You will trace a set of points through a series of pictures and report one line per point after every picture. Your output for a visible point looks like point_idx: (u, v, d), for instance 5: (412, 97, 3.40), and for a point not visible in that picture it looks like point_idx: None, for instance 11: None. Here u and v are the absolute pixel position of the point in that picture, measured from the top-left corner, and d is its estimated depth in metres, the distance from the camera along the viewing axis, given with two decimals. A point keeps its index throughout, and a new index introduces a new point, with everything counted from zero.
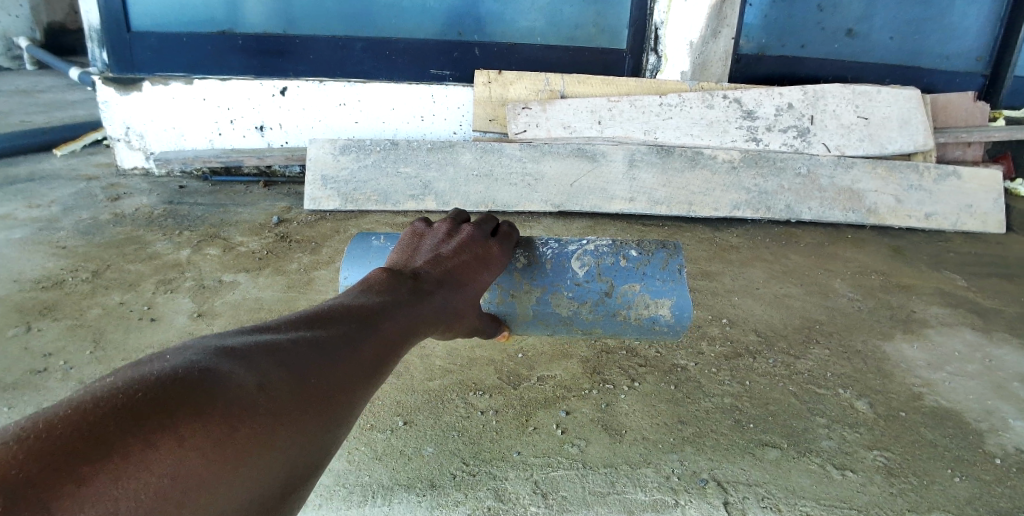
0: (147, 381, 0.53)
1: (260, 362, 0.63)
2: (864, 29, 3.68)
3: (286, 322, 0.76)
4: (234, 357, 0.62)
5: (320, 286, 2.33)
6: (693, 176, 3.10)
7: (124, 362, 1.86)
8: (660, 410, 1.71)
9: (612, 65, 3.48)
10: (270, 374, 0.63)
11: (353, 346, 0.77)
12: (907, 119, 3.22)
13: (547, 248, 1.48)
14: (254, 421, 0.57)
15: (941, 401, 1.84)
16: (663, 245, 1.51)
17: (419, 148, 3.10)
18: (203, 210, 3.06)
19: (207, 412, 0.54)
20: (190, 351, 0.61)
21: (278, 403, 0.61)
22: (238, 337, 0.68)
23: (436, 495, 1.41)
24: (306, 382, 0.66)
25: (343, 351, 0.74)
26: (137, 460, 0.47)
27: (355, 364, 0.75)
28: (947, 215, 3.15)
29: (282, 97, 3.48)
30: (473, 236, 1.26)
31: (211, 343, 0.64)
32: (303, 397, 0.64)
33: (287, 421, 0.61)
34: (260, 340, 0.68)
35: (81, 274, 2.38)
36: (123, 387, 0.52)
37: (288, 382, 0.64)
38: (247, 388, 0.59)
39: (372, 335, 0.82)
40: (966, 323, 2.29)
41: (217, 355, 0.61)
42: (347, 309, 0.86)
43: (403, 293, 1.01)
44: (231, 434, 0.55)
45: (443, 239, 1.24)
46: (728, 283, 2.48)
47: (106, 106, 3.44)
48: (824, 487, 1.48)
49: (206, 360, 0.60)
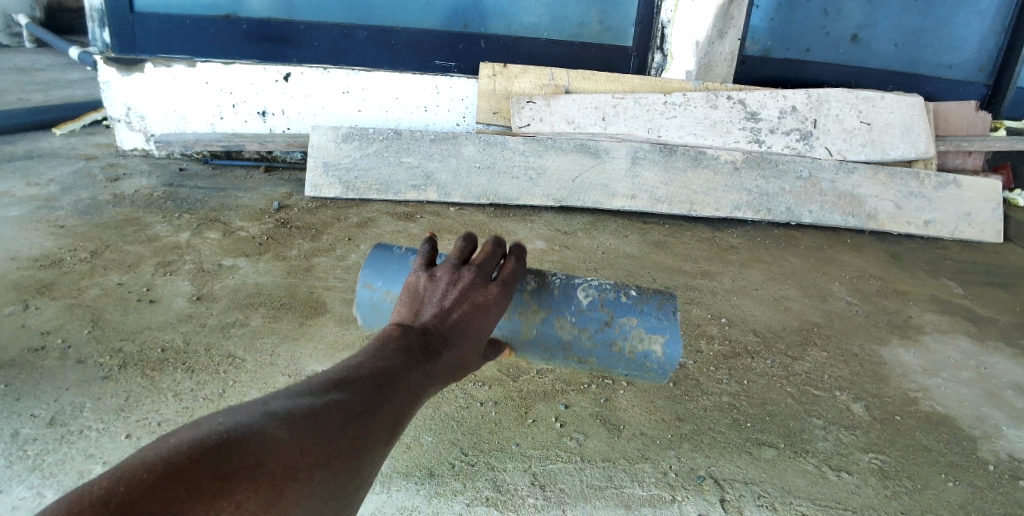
0: (202, 446, 0.52)
1: (301, 419, 0.62)
2: (868, 37, 3.69)
3: (320, 373, 0.74)
4: (277, 412, 0.61)
5: (320, 273, 2.32)
6: (695, 175, 3.10)
7: (122, 343, 1.85)
8: (658, 406, 1.71)
9: (615, 62, 3.48)
10: (310, 431, 0.62)
11: (386, 395, 0.75)
12: (909, 125, 3.23)
13: (556, 276, 1.50)
14: (295, 484, 0.57)
15: (935, 407, 1.86)
16: (661, 291, 1.54)
17: (422, 138, 3.10)
18: (204, 194, 3.05)
19: (254, 476, 0.53)
20: (238, 410, 0.60)
21: (317, 461, 0.60)
22: (282, 393, 0.67)
23: (435, 484, 1.41)
24: (345, 437, 0.65)
25: (377, 401, 0.73)
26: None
27: (389, 416, 0.73)
28: (945, 222, 3.16)
29: (286, 83, 3.45)
30: (491, 268, 1.15)
31: (257, 402, 0.63)
32: (340, 454, 0.64)
33: (327, 484, 0.60)
34: (299, 394, 0.67)
35: (79, 254, 2.36)
36: (180, 452, 0.51)
37: (329, 444, 0.63)
38: (289, 448, 0.58)
39: (404, 380, 0.81)
40: (961, 331, 2.31)
41: (264, 416, 0.60)
42: (379, 356, 0.84)
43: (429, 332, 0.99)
44: (276, 498, 0.54)
45: (461, 270, 1.12)
46: (727, 283, 2.49)
47: (107, 86, 3.41)
48: (820, 488, 1.49)
49: (252, 419, 0.59)
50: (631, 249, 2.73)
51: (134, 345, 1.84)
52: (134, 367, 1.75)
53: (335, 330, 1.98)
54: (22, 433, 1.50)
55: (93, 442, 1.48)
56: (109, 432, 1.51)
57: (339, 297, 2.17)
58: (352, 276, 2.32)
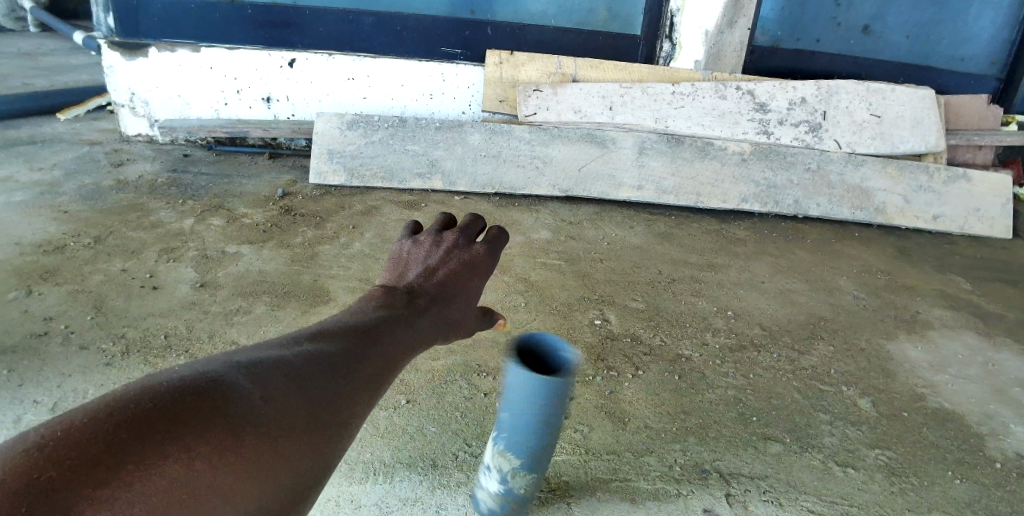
0: (158, 389, 0.54)
1: (266, 375, 0.64)
2: (880, 28, 3.63)
3: (293, 340, 0.77)
4: (240, 369, 0.62)
5: (323, 261, 2.31)
6: (702, 166, 3.07)
7: (126, 330, 1.85)
8: (664, 398, 1.70)
9: (623, 51, 3.44)
10: (275, 385, 0.63)
11: (358, 357, 0.77)
12: (919, 118, 3.19)
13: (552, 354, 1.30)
14: (260, 432, 0.57)
15: (943, 403, 1.84)
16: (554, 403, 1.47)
17: (427, 126, 3.07)
18: (208, 180, 3.03)
19: (214, 421, 0.54)
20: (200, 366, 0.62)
21: (284, 411, 0.61)
22: (251, 353, 0.69)
23: (438, 475, 1.41)
24: (312, 392, 0.66)
25: (348, 362, 0.75)
26: (143, 470, 0.46)
27: (367, 377, 0.75)
28: (955, 217, 3.13)
29: (290, 69, 3.43)
30: (456, 243, 1.29)
31: (223, 359, 0.65)
32: (309, 407, 0.64)
33: (300, 432, 0.61)
34: (266, 354, 0.69)
35: (83, 240, 2.35)
36: (134, 395, 0.52)
37: (297, 395, 0.64)
38: (255, 396, 0.60)
39: (375, 345, 0.83)
40: (969, 327, 2.29)
41: (227, 369, 0.62)
42: (352, 325, 0.87)
43: (400, 307, 1.02)
44: (240, 444, 0.54)
45: (429, 250, 1.26)
46: (733, 275, 2.47)
47: (112, 71, 3.40)
48: (826, 483, 1.48)
49: (211, 373, 0.60)
50: (637, 240, 2.71)
51: (137, 332, 1.84)
52: (137, 353, 1.74)
53: None
54: (25, 418, 1.50)
55: None
56: None
57: (343, 285, 2.16)
58: (356, 265, 2.30)
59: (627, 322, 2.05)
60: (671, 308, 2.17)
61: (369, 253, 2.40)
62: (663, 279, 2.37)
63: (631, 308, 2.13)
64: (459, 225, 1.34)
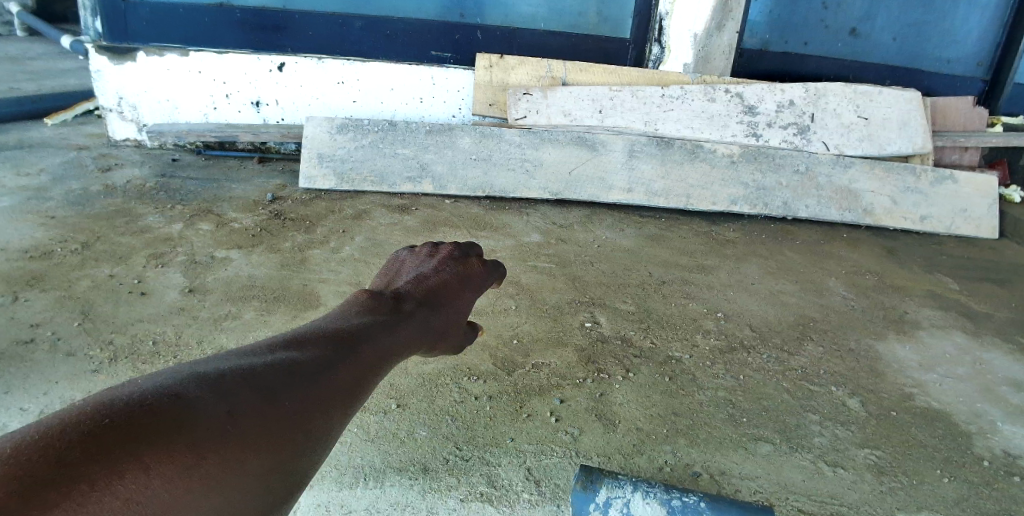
0: (116, 407, 0.57)
1: (234, 389, 0.67)
2: (867, 30, 3.67)
3: (262, 349, 0.80)
4: (207, 382, 0.66)
5: (313, 266, 2.30)
6: (692, 168, 3.09)
7: (113, 336, 1.83)
8: (654, 401, 1.70)
9: (614, 54, 3.47)
10: (242, 400, 0.67)
11: (331, 369, 0.81)
12: (906, 120, 3.22)
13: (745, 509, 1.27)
14: (220, 452, 0.60)
15: (931, 403, 1.85)
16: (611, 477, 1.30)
17: (417, 130, 3.07)
18: (197, 185, 3.01)
19: (176, 438, 0.57)
20: (161, 379, 0.65)
21: (245, 428, 0.65)
22: (216, 364, 0.72)
23: (429, 479, 1.40)
24: (279, 408, 0.70)
25: (319, 376, 0.78)
26: (100, 487, 0.50)
27: (333, 388, 0.79)
28: (942, 218, 3.16)
29: (280, 73, 3.42)
30: (450, 257, 1.33)
31: (187, 372, 0.68)
32: (272, 426, 0.68)
33: (258, 448, 0.65)
34: (234, 366, 0.72)
35: (70, 245, 2.33)
36: (91, 413, 0.55)
37: (258, 408, 0.67)
38: (215, 411, 0.63)
39: (352, 356, 0.87)
40: (957, 327, 2.30)
41: (188, 383, 0.65)
42: (324, 333, 0.90)
43: (385, 313, 1.06)
44: (200, 461, 0.58)
45: (422, 263, 1.30)
46: (724, 277, 2.48)
47: (99, 75, 3.37)
48: (815, 483, 1.49)
49: (177, 386, 0.63)
50: (628, 243, 2.72)
51: (125, 338, 1.82)
52: (125, 360, 1.73)
53: None
54: (11, 426, 1.48)
55: None
56: None
57: (333, 290, 2.15)
58: (346, 269, 2.29)
59: (617, 324, 2.06)
60: (661, 310, 2.17)
61: (360, 257, 2.39)
62: (653, 281, 2.37)
63: (621, 311, 2.14)
64: (457, 242, 1.39)
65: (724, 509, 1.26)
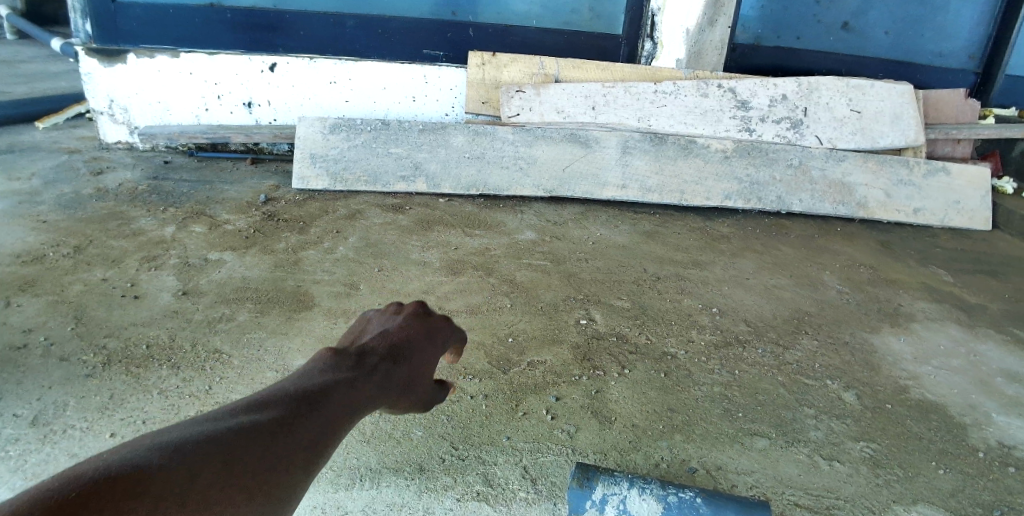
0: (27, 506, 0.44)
1: (180, 462, 0.55)
2: (859, 24, 3.68)
3: (220, 414, 0.67)
4: (155, 459, 0.55)
5: (307, 266, 2.29)
6: (685, 164, 3.08)
7: (106, 340, 1.82)
8: (650, 397, 1.70)
9: (607, 51, 3.46)
10: (197, 478, 0.55)
11: (294, 429, 0.68)
12: (899, 113, 3.22)
13: (739, 501, 1.28)
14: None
15: (927, 395, 1.86)
16: (606, 472, 1.30)
17: (410, 129, 3.06)
18: (189, 187, 3.00)
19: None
20: (103, 458, 0.53)
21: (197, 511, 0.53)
22: (167, 435, 0.60)
23: (425, 479, 1.39)
24: (240, 483, 0.58)
25: (283, 434, 0.66)
26: None
27: (304, 445, 0.67)
28: (935, 211, 3.17)
29: (271, 73, 3.40)
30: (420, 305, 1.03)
31: (130, 451, 0.55)
32: (235, 496, 0.57)
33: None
34: (185, 437, 0.60)
35: (62, 250, 2.32)
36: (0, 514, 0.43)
37: (221, 477, 0.57)
38: (163, 496, 0.51)
39: (317, 412, 0.73)
40: (952, 319, 2.31)
41: (133, 464, 0.53)
42: (285, 392, 0.74)
43: (347, 369, 0.85)
44: None
45: (385, 315, 1.00)
46: (718, 272, 2.48)
47: (90, 77, 3.35)
48: (811, 477, 1.49)
49: (116, 469, 0.52)
50: (622, 239, 2.72)
51: (118, 342, 1.81)
52: (119, 364, 1.72)
53: (323, 324, 1.94)
54: (4, 433, 1.46)
55: (76, 442, 1.44)
56: (94, 431, 1.48)
57: (327, 290, 2.14)
58: (340, 269, 2.29)
59: (612, 320, 2.06)
60: (656, 306, 2.17)
61: (354, 257, 2.39)
62: (648, 277, 2.38)
63: (616, 307, 2.14)
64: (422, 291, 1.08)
65: (718, 501, 1.27)
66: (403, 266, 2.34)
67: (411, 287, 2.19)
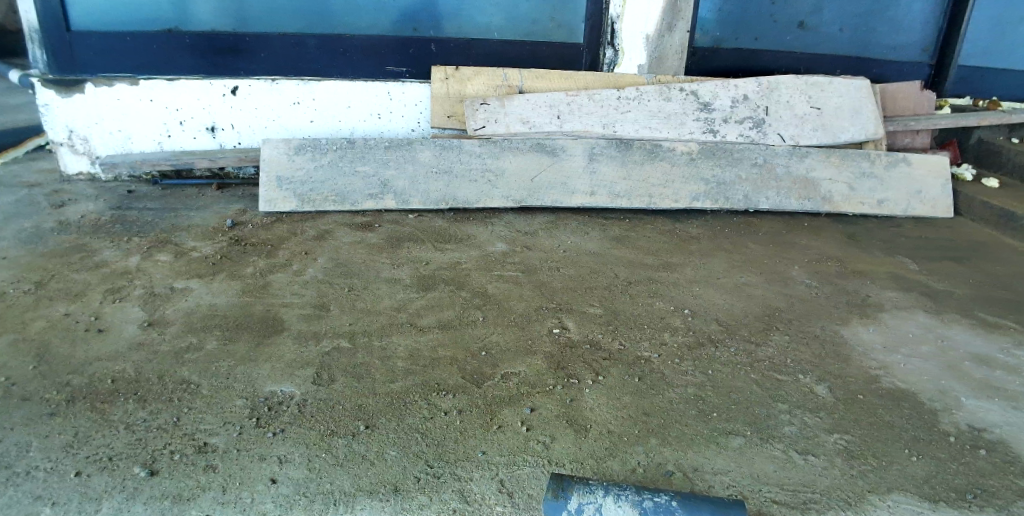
0: None
1: None
2: (814, 21, 3.76)
3: None
4: None
5: (276, 290, 2.26)
6: (652, 168, 3.11)
7: (70, 377, 1.77)
8: (625, 403, 1.71)
9: (568, 59, 3.49)
10: None
11: None
12: (858, 108, 3.28)
13: (711, 501, 1.28)
14: None
15: (897, 383, 1.89)
16: (577, 482, 1.30)
17: (377, 146, 3.02)
18: (154, 216, 2.95)
19: None
20: None
21: None
22: None
23: (401, 499, 1.38)
24: None
25: None
26: None
27: None
28: (898, 201, 3.24)
29: (234, 97, 3.36)
30: None
31: None
32: None
33: None
34: None
35: (23, 286, 2.26)
36: None
37: None
38: None
39: None
40: (918, 307, 2.36)
41: None
42: None
43: None
44: None
45: None
46: (688, 274, 2.51)
47: (47, 108, 3.27)
48: (787, 472, 1.50)
49: None
50: (593, 245, 2.73)
51: (83, 378, 1.76)
52: (83, 400, 1.67)
53: (293, 348, 1.91)
54: None
55: (40, 483, 1.40)
56: (58, 471, 1.43)
57: (297, 313, 2.11)
58: (310, 291, 2.26)
59: (585, 328, 2.06)
60: (627, 311, 2.18)
61: (324, 278, 2.36)
62: (620, 283, 2.39)
63: (589, 314, 2.15)
64: None
65: (696, 504, 1.27)
66: (374, 284, 2.32)
67: (382, 305, 2.18)
